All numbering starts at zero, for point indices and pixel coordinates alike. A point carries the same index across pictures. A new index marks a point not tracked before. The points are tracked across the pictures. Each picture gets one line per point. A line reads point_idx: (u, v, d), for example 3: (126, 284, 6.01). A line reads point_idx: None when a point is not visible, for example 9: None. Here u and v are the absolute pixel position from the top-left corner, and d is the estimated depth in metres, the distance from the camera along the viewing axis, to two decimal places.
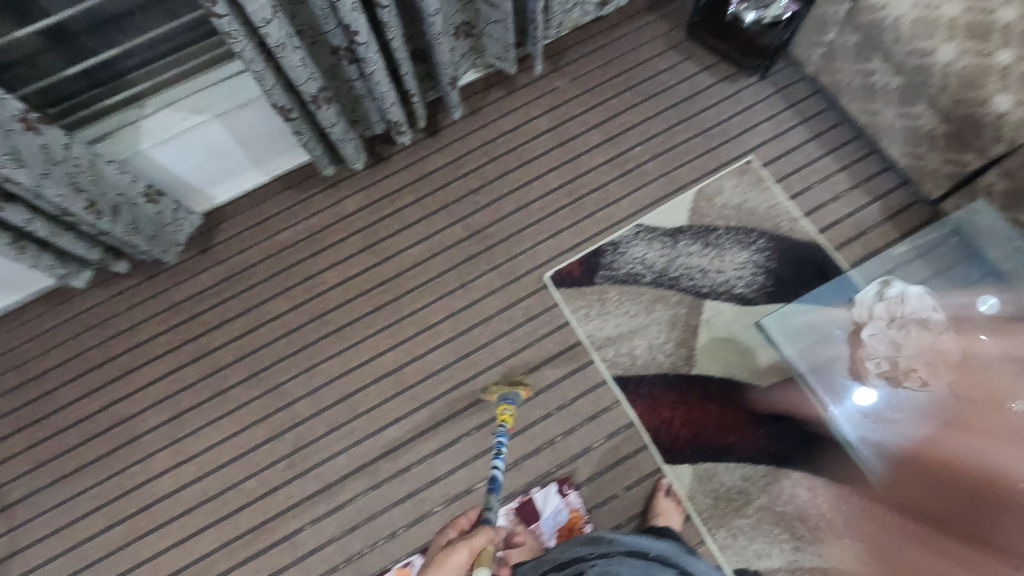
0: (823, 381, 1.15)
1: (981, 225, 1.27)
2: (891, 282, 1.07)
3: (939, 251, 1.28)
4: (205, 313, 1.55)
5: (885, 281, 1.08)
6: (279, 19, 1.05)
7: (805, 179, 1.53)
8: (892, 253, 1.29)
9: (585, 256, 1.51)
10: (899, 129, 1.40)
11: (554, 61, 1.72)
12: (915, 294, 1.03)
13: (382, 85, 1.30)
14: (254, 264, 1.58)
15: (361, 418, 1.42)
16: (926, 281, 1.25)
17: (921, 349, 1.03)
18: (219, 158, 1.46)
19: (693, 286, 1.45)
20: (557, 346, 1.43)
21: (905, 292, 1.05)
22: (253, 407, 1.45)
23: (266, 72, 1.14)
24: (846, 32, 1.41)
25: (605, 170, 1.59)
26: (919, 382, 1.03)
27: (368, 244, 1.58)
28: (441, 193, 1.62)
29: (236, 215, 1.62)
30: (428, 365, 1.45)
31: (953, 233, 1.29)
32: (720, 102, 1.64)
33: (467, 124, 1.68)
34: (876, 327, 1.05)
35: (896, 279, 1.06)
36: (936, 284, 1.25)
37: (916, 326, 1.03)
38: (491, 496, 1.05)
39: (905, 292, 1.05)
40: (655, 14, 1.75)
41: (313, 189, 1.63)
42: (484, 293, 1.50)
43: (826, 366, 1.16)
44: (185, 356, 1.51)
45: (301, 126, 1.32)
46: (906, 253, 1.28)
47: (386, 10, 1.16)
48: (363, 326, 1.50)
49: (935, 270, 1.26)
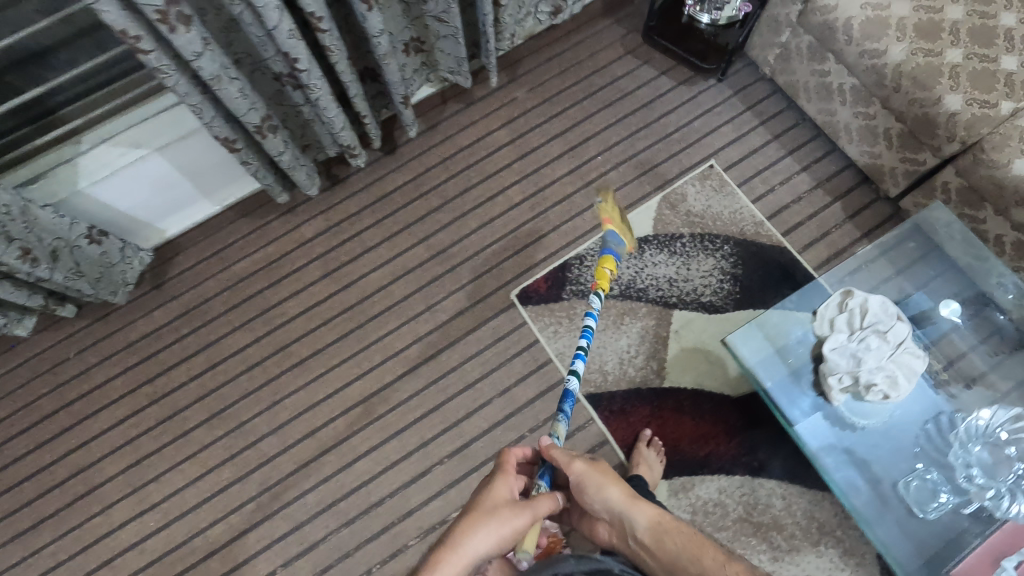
0: (787, 393, 1.15)
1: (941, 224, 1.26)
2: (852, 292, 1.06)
3: (902, 249, 1.28)
4: (163, 352, 1.50)
5: (847, 292, 1.07)
6: (212, 51, 1.00)
7: (767, 182, 1.52)
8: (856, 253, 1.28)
9: (551, 272, 1.48)
10: (856, 129, 1.40)
11: (511, 72, 1.68)
12: (875, 304, 1.02)
13: (330, 110, 1.25)
14: (211, 297, 1.53)
15: (330, 452, 1.39)
16: (889, 281, 1.26)
17: (881, 363, 1.00)
18: (166, 191, 1.40)
19: (661, 297, 1.44)
20: (527, 366, 1.41)
21: (866, 303, 1.04)
22: (218, 447, 1.41)
23: (203, 105, 1.08)
24: (800, 33, 1.41)
25: (567, 181, 1.57)
26: (882, 396, 1.00)
27: (328, 271, 1.54)
28: (402, 213, 1.58)
29: (190, 247, 1.56)
30: (396, 394, 1.42)
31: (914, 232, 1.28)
32: (679, 107, 1.61)
33: (425, 141, 1.64)
34: (839, 341, 1.03)
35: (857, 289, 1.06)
36: (898, 283, 1.26)
37: (875, 338, 1.01)
38: (559, 423, 1.06)
39: (865, 303, 1.03)
40: (610, 18, 1.71)
41: (268, 215, 1.58)
42: (449, 315, 1.47)
43: (790, 379, 1.15)
44: (143, 398, 1.46)
45: (248, 156, 1.27)
46: (870, 252, 1.28)
47: (326, 34, 1.11)
48: (327, 356, 1.47)
49: (898, 269, 1.26)
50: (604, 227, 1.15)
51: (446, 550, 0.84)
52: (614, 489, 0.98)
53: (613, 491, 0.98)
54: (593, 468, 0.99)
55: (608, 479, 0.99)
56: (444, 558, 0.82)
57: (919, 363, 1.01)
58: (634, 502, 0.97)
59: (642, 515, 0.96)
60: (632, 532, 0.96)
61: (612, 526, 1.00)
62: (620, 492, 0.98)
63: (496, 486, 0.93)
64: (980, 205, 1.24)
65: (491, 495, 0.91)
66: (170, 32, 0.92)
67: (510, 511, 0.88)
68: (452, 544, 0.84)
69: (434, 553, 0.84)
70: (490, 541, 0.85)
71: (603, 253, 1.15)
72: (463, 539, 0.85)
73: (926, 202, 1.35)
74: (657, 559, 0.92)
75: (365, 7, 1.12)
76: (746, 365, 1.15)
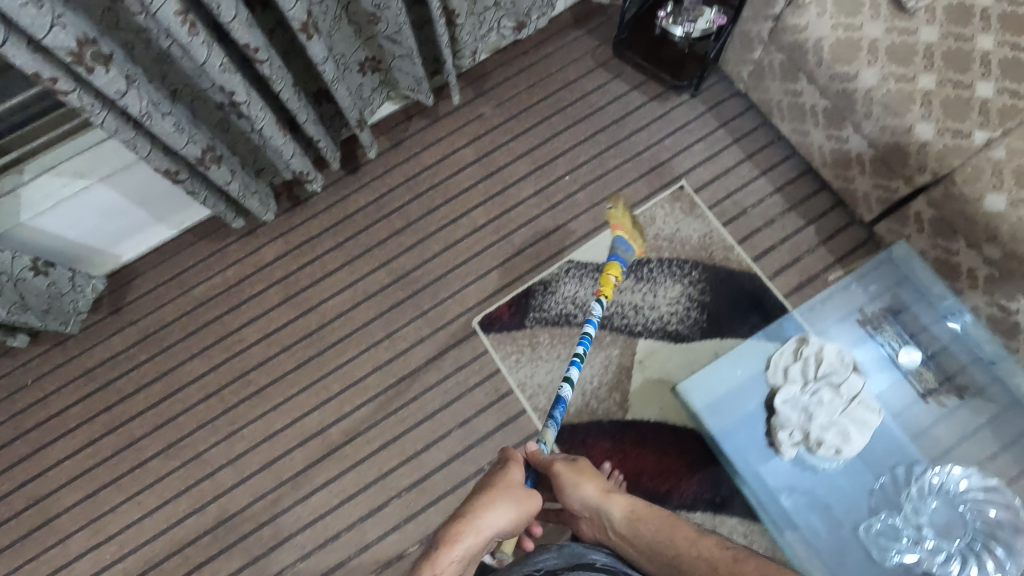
0: (747, 436, 1.11)
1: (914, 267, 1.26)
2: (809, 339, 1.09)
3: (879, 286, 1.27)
4: (121, 380, 1.47)
5: (802, 338, 1.10)
6: (138, 88, 0.96)
7: (739, 204, 1.47)
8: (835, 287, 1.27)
9: (514, 298, 1.44)
10: (829, 152, 1.35)
11: (478, 85, 1.62)
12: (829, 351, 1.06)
13: (278, 139, 1.20)
14: (169, 323, 1.50)
15: (287, 484, 1.36)
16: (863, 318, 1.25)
17: (833, 416, 1.03)
18: (117, 219, 1.37)
19: (626, 325, 1.40)
20: (488, 397, 1.38)
21: (822, 349, 1.07)
22: (174, 479, 1.39)
23: (138, 140, 1.04)
24: (772, 50, 1.34)
25: (534, 203, 1.52)
26: (832, 450, 1.03)
27: (288, 295, 1.50)
28: (364, 235, 1.53)
29: (148, 271, 1.53)
30: (355, 425, 1.39)
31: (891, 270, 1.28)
32: (651, 123, 1.56)
33: (388, 159, 1.58)
34: (790, 392, 1.06)
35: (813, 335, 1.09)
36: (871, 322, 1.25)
37: (828, 390, 1.04)
38: (547, 430, 1.09)
39: (820, 352, 1.07)
40: (581, 29, 1.65)
41: (227, 237, 1.55)
42: (410, 343, 1.44)
43: (749, 420, 1.11)
44: (101, 427, 1.44)
45: (194, 185, 1.22)
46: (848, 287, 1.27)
47: (265, 64, 1.06)
48: (285, 385, 1.43)
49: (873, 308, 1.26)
50: (614, 232, 1.22)
51: (470, 521, 0.78)
52: (588, 485, 0.97)
53: (587, 488, 0.97)
54: (569, 466, 1.00)
55: (582, 476, 0.99)
56: (466, 530, 0.76)
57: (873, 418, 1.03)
58: (607, 495, 0.96)
59: (617, 506, 0.94)
60: (608, 526, 0.94)
61: (592, 525, 0.97)
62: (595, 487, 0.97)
63: (500, 472, 0.90)
64: (953, 236, 1.18)
65: (504, 475, 0.87)
66: (88, 72, 0.88)
67: (525, 490, 0.86)
68: (471, 517, 0.79)
69: (450, 528, 0.77)
70: (511, 516, 0.81)
71: (611, 259, 1.21)
72: (484, 515, 0.79)
73: (899, 230, 1.29)
74: (637, 549, 0.88)
75: (305, 36, 1.05)
76: (697, 407, 1.11)
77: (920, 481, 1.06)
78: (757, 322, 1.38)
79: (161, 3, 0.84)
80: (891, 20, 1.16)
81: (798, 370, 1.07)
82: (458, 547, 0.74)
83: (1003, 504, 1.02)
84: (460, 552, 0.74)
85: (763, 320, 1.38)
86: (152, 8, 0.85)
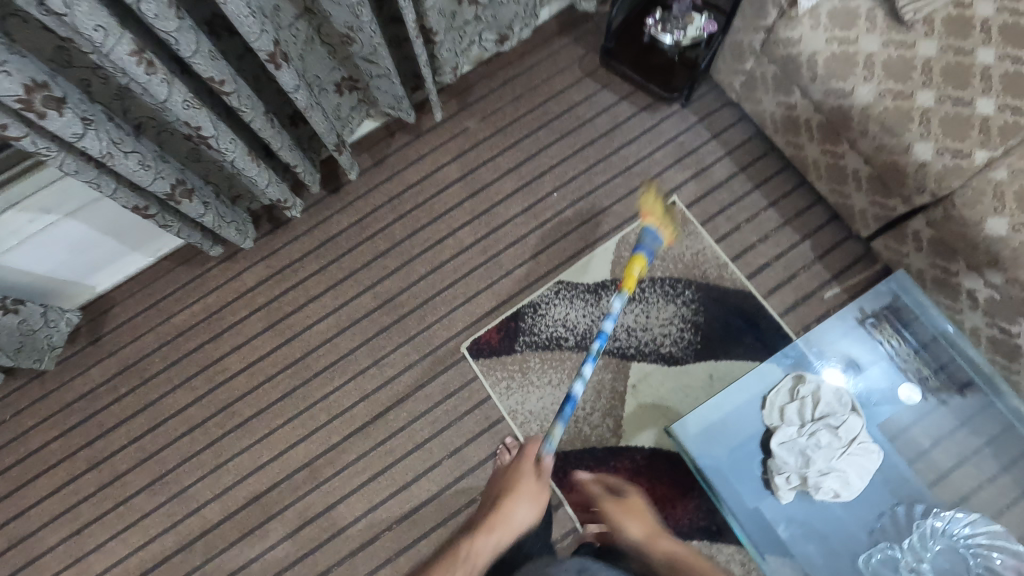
0: (743, 477, 1.08)
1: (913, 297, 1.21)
2: (805, 378, 1.07)
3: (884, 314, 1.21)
4: (100, 414, 1.42)
5: (799, 376, 1.08)
6: (96, 130, 0.90)
7: (732, 220, 1.43)
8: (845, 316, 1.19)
9: (503, 322, 1.40)
10: (824, 166, 1.30)
11: (461, 99, 1.56)
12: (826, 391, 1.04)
13: (251, 170, 1.15)
14: (148, 353, 1.45)
15: (275, 519, 1.33)
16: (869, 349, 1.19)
17: (831, 460, 1.02)
18: (88, 252, 1.32)
19: (618, 348, 1.36)
20: (478, 425, 1.35)
21: (819, 388, 1.06)
22: (159, 515, 1.35)
23: (101, 179, 0.99)
24: (764, 62, 1.29)
25: (521, 221, 1.47)
26: (831, 493, 1.02)
27: (271, 322, 1.46)
28: (347, 258, 1.48)
29: (126, 300, 1.48)
30: (343, 456, 1.36)
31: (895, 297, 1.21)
32: (640, 136, 1.51)
33: (369, 179, 1.53)
34: (787, 435, 1.04)
35: (810, 374, 1.07)
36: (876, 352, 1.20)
37: (825, 433, 1.03)
38: (555, 427, 1.04)
39: (816, 392, 1.05)
40: (567, 37, 1.59)
41: (206, 262, 1.49)
42: (398, 370, 1.40)
43: (745, 459, 1.08)
44: (82, 463, 1.39)
45: (167, 218, 1.17)
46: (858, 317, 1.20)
47: (232, 96, 1.00)
48: (271, 417, 1.39)
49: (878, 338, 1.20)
50: (644, 221, 1.15)
51: (496, 526, 0.95)
52: (635, 526, 1.03)
53: (633, 528, 1.03)
54: (619, 507, 1.07)
55: (630, 517, 1.05)
56: (496, 527, 0.95)
57: (869, 461, 1.03)
58: (653, 538, 1.01)
59: (662, 551, 0.99)
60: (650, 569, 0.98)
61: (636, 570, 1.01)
62: (641, 528, 1.03)
63: (523, 469, 1.03)
64: (952, 257, 1.15)
65: (529, 481, 1.00)
66: (40, 118, 0.83)
67: (542, 487, 1.01)
68: (500, 517, 0.96)
69: (488, 512, 0.99)
70: (532, 515, 0.98)
71: (636, 251, 1.13)
72: (510, 516, 0.96)
73: (897, 247, 1.26)
74: None
75: (273, 66, 0.99)
76: (691, 449, 1.06)
77: (922, 527, 1.06)
78: (752, 342, 1.34)
79: (113, 44, 0.79)
80: (887, 33, 1.11)
81: (795, 411, 1.05)
82: (495, 531, 0.95)
83: (1008, 552, 1.03)
84: (493, 539, 0.95)
85: (758, 341, 1.34)
86: (102, 50, 0.80)
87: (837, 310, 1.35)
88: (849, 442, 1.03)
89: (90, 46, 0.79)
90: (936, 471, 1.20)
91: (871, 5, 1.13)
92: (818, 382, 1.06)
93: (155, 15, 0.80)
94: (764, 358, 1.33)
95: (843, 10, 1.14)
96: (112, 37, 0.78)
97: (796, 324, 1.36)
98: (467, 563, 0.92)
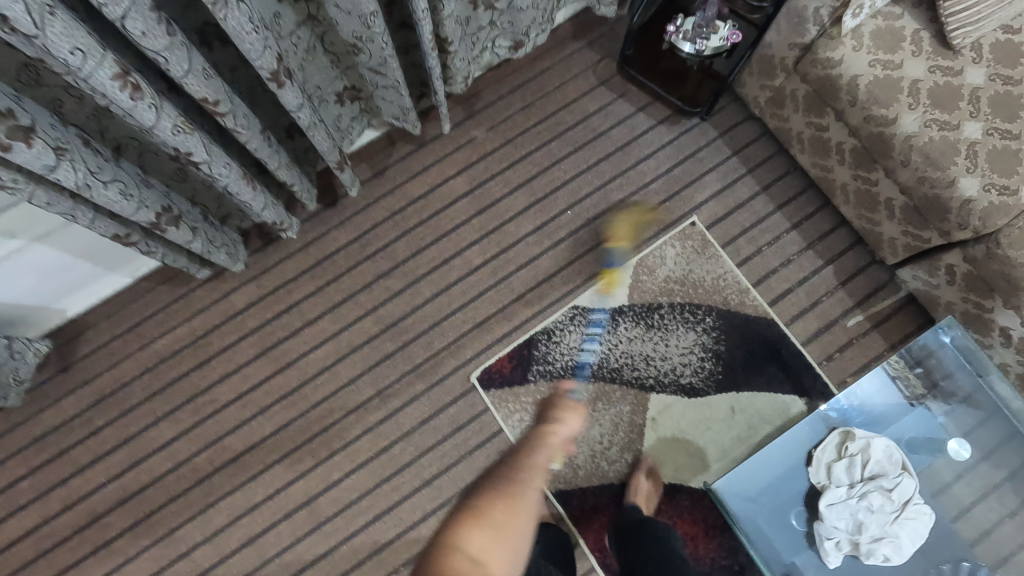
0: (783, 534, 1.06)
1: (960, 345, 1.14)
2: (854, 435, 1.03)
3: (931, 361, 1.15)
4: (75, 449, 1.30)
5: (846, 433, 1.04)
6: (71, 160, 0.78)
7: (754, 242, 1.37)
8: (889, 365, 1.14)
9: (516, 350, 1.33)
10: (853, 191, 1.25)
11: (468, 106, 1.46)
12: (879, 448, 1.01)
13: (246, 194, 1.04)
14: (127, 382, 1.33)
15: (272, 563, 1.24)
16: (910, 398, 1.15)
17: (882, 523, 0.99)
18: (58, 276, 1.19)
19: (637, 378, 1.31)
20: (490, 460, 1.28)
21: (871, 445, 1.03)
22: (143, 560, 1.25)
23: (77, 209, 0.87)
24: (796, 80, 1.22)
25: (534, 241, 1.39)
26: (882, 557, 0.99)
27: (263, 348, 1.34)
28: (346, 279, 1.37)
29: (102, 323, 1.35)
30: (346, 493, 1.27)
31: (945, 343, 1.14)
32: (659, 150, 1.43)
33: (369, 192, 1.42)
34: (836, 496, 1.01)
35: (858, 431, 1.03)
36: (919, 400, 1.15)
37: (877, 495, 0.99)
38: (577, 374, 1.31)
39: (867, 451, 1.02)
40: (581, 42, 1.49)
41: (190, 282, 1.37)
42: (403, 401, 1.31)
43: (783, 514, 1.06)
44: (55, 504, 1.27)
45: (150, 245, 1.05)
46: (902, 365, 1.14)
47: (227, 117, 0.89)
48: (265, 451, 1.30)
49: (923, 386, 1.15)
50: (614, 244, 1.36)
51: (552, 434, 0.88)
52: None
53: None
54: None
55: None
56: (555, 427, 0.90)
57: (921, 525, 0.99)
58: None
59: None
60: None
61: None
62: None
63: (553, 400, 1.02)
64: (988, 293, 1.11)
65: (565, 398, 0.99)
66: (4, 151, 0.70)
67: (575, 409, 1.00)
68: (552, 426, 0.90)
69: (532, 429, 0.92)
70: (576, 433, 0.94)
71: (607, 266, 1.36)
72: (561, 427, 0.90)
73: (927, 278, 1.22)
74: None
75: (276, 85, 0.89)
76: (727, 506, 1.04)
77: None
78: (774, 373, 1.30)
79: (93, 68, 0.67)
80: (933, 58, 1.06)
81: (844, 470, 1.02)
82: (554, 435, 0.88)
83: None
84: (554, 442, 0.87)
85: (781, 371, 1.30)
86: (79, 74, 0.68)
87: (860, 339, 1.31)
88: (902, 504, 1.00)
89: (64, 69, 0.67)
90: (959, 505, 1.15)
91: (916, 27, 1.08)
92: (867, 440, 1.03)
93: (142, 32, 0.69)
94: (787, 389, 1.29)
95: (886, 31, 1.08)
96: (92, 60, 0.66)
97: (819, 352, 1.31)
98: (537, 458, 0.83)
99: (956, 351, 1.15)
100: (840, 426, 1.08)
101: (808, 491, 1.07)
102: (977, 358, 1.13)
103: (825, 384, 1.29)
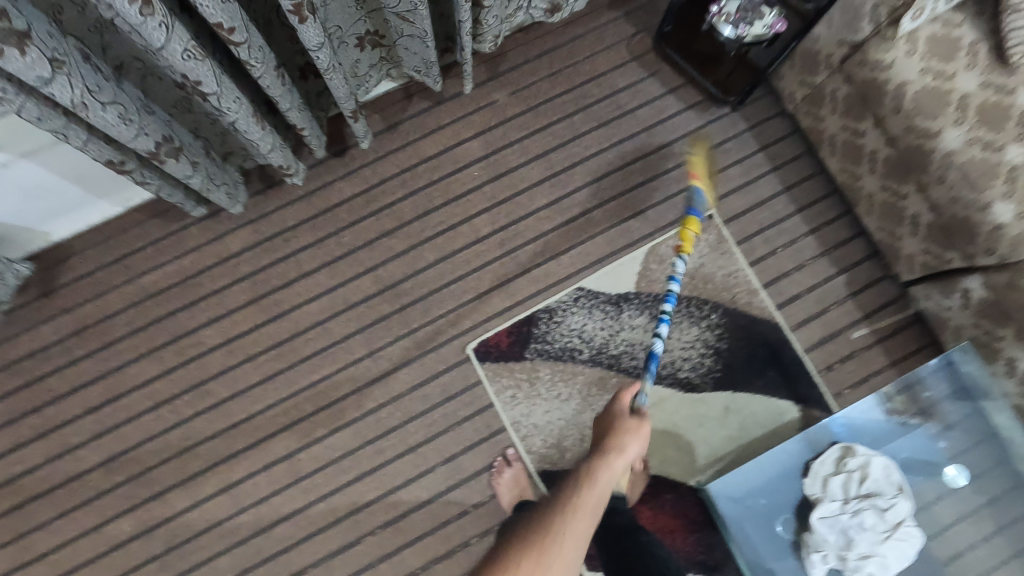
0: (765, 536, 1.07)
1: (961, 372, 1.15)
2: (854, 451, 1.04)
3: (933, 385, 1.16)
4: (52, 377, 1.25)
5: (847, 449, 1.05)
6: (68, 74, 0.72)
7: (769, 243, 1.34)
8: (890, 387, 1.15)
9: (515, 325, 1.29)
10: (878, 203, 1.22)
11: (492, 66, 1.39)
12: (877, 465, 1.02)
13: (254, 134, 0.98)
14: (111, 314, 1.28)
15: (247, 513, 1.22)
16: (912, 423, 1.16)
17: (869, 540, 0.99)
18: (45, 198, 1.13)
19: (635, 367, 1.29)
20: (478, 434, 1.26)
21: (870, 462, 1.03)
22: (115, 498, 1.22)
23: (70, 129, 0.81)
24: (838, 80, 1.18)
25: (546, 215, 1.34)
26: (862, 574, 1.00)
27: (255, 295, 1.30)
28: (348, 234, 1.32)
29: (88, 251, 1.29)
30: (328, 452, 1.25)
31: (948, 371, 1.15)
32: (683, 137, 1.38)
33: (381, 145, 1.35)
34: (829, 509, 1.01)
35: (859, 448, 1.04)
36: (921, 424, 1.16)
37: (870, 513, 1.00)
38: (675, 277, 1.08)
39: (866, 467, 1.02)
40: (616, 12, 1.42)
41: (183, 219, 1.31)
42: (396, 364, 1.28)
43: (766, 517, 1.07)
44: (28, 431, 1.23)
45: (145, 175, 0.99)
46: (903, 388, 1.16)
47: (241, 48, 0.82)
48: (249, 401, 1.26)
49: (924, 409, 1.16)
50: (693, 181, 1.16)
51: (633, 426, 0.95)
52: None
53: None
54: None
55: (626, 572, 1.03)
56: (616, 453, 0.89)
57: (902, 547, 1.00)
58: None
59: None
60: None
61: None
62: None
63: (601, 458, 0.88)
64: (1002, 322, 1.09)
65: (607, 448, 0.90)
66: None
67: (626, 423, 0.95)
68: (623, 430, 0.93)
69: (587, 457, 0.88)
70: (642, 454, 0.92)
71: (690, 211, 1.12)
72: (627, 439, 0.92)
73: (941, 299, 1.19)
74: None
75: (297, 19, 0.82)
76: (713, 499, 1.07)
77: None
78: (773, 377, 1.29)
79: None
80: (986, 73, 1.01)
81: (840, 484, 1.02)
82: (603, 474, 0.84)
83: None
84: (617, 466, 0.87)
85: (779, 377, 1.29)
86: None
87: (862, 352, 1.30)
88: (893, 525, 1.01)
89: None
90: (937, 525, 1.14)
91: (974, 38, 1.03)
92: (868, 458, 1.03)
93: None
94: (783, 395, 1.28)
95: (943, 38, 1.03)
96: None
97: (820, 361, 1.30)
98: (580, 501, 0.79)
99: (958, 377, 1.15)
100: (840, 441, 1.09)
101: (799, 499, 1.07)
102: (973, 383, 1.14)
103: (823, 394, 1.28)
